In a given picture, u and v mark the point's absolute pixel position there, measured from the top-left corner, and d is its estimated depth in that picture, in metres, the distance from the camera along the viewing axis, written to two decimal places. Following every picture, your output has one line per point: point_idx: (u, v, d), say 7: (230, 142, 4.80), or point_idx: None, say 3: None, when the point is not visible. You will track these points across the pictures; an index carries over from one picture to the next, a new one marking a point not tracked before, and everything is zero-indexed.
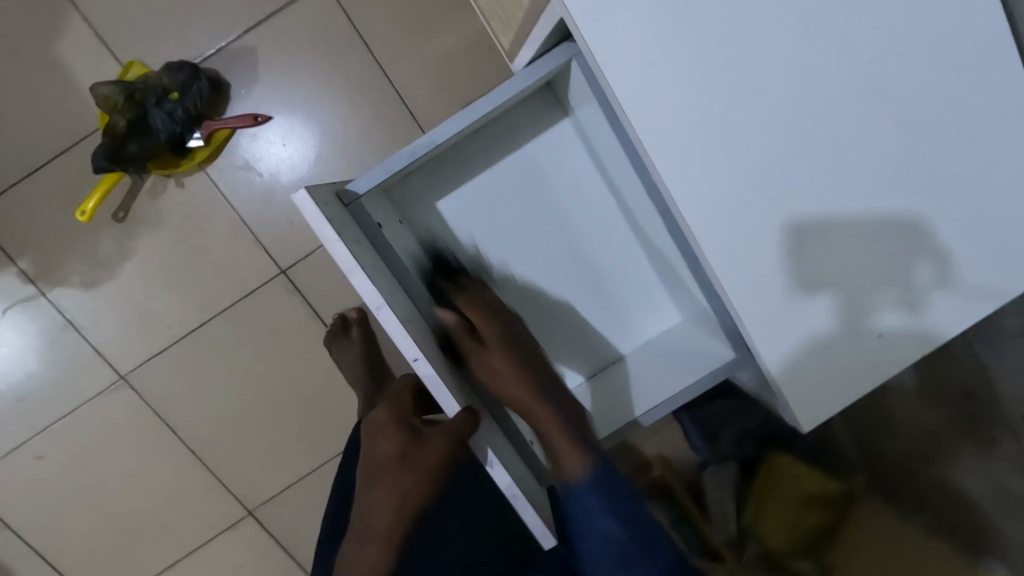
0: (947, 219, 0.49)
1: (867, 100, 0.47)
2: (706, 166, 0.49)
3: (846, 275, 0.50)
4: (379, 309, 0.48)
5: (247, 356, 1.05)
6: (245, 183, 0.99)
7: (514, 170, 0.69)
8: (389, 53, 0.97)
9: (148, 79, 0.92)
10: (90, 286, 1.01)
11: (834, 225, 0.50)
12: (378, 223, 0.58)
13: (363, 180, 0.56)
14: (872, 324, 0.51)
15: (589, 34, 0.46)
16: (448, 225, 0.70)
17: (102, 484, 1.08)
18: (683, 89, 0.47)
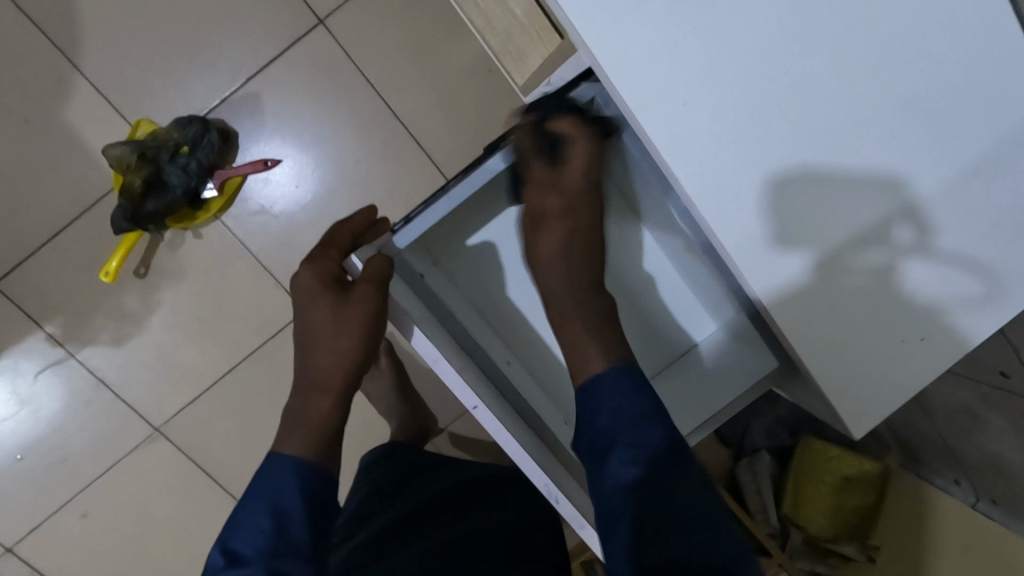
0: (934, 180, 0.45)
1: (891, 103, 0.44)
2: (731, 174, 0.45)
3: (829, 226, 0.46)
4: (437, 361, 0.50)
5: (279, 397, 1.06)
6: (262, 227, 1.00)
7: None
8: (391, 85, 0.98)
9: (158, 135, 0.93)
10: (119, 343, 1.02)
11: (823, 189, 0.46)
12: (420, 271, 0.61)
13: (404, 235, 0.57)
14: (856, 278, 0.48)
15: (618, 80, 0.43)
16: (484, 260, 0.68)
17: (148, 535, 1.09)
18: (716, 119, 0.44)
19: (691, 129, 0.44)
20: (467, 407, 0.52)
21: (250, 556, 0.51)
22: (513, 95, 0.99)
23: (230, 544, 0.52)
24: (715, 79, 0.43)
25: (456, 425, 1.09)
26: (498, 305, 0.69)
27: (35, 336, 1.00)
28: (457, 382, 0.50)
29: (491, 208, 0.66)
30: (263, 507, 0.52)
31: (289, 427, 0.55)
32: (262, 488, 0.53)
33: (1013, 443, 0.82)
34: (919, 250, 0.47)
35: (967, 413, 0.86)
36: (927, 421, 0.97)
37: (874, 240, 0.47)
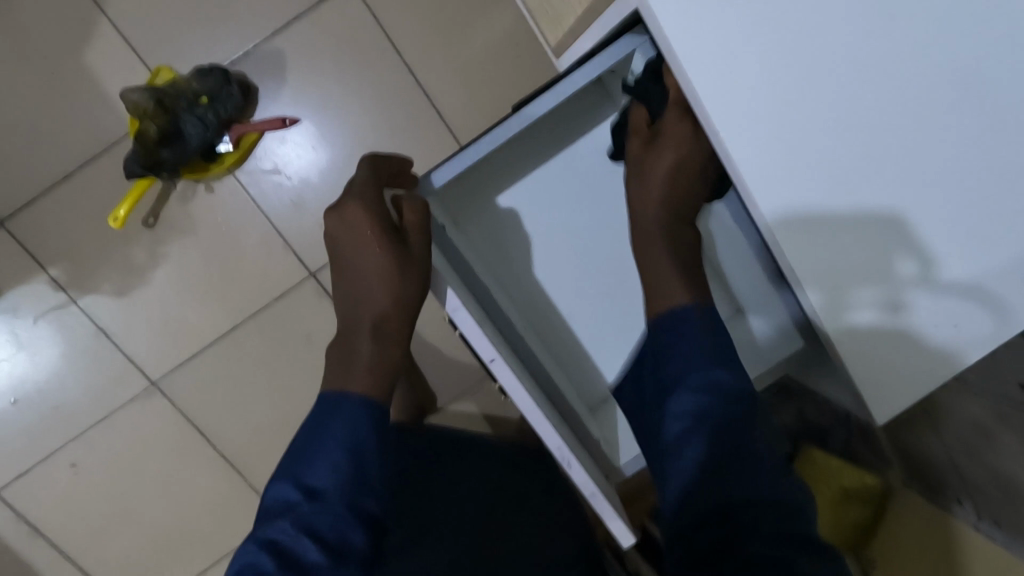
0: (930, 214, 0.45)
1: (941, 88, 0.43)
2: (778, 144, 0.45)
3: (831, 266, 0.47)
4: (456, 310, 0.48)
5: (279, 362, 1.05)
6: (275, 188, 0.99)
7: (568, 167, 0.66)
8: (416, 54, 0.96)
9: (178, 83, 0.91)
10: (121, 293, 1.01)
11: (826, 228, 0.46)
12: (444, 224, 0.58)
13: (440, 172, 0.55)
14: (861, 319, 0.48)
15: (668, 19, 0.44)
16: (505, 223, 0.66)
17: (136, 490, 1.08)
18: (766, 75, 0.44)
19: (742, 81, 0.44)
20: (483, 360, 0.49)
21: (329, 490, 0.46)
22: (540, 74, 0.98)
23: (304, 477, 0.46)
24: (775, 53, 0.43)
25: (456, 404, 1.08)
26: (519, 271, 0.67)
27: (38, 279, 0.99)
28: (475, 330, 0.48)
29: (512, 169, 0.65)
30: (337, 444, 0.47)
31: (344, 371, 0.50)
32: (337, 417, 0.48)
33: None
34: (932, 292, 0.47)
35: (980, 429, 0.84)
36: (934, 433, 0.95)
37: (889, 275, 0.47)
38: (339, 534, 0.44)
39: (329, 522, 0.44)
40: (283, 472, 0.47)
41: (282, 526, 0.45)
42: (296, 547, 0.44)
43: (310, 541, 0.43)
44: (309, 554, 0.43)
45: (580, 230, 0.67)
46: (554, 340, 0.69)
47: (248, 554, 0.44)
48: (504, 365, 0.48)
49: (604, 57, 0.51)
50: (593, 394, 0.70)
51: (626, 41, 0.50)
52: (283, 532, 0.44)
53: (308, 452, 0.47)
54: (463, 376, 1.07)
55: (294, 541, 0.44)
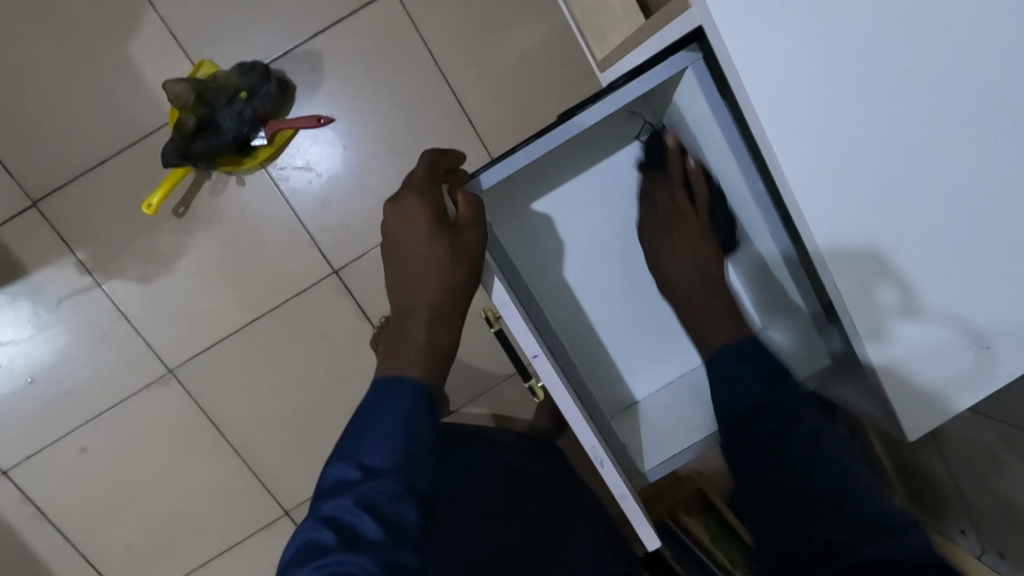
0: (956, 243, 0.51)
1: (972, 119, 0.47)
2: (824, 172, 0.50)
3: (867, 294, 0.53)
4: (504, 305, 0.49)
5: (295, 356, 1.06)
6: (304, 184, 1.01)
7: (607, 176, 0.69)
8: (450, 62, 0.99)
9: (219, 77, 0.93)
10: (145, 280, 1.02)
11: (865, 258, 0.52)
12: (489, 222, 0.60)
13: (489, 174, 0.56)
14: (892, 340, 0.54)
15: (730, 39, 0.47)
16: (540, 227, 0.69)
17: (145, 477, 1.08)
18: (817, 96, 0.47)
19: (793, 99, 0.48)
20: (526, 356, 0.50)
21: (387, 469, 0.46)
22: (570, 90, 1.00)
23: (362, 456, 0.47)
24: (825, 81, 0.47)
25: (468, 408, 1.09)
26: (552, 275, 0.70)
27: (64, 261, 1.00)
28: (520, 326, 0.49)
29: (553, 175, 0.67)
30: (395, 424, 0.48)
31: (398, 357, 0.51)
32: (395, 398, 0.49)
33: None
34: (928, 321, 0.53)
35: (989, 457, 0.84)
36: (940, 459, 0.96)
37: (893, 300, 0.53)
38: (395, 510, 0.45)
39: (387, 498, 0.45)
40: (341, 452, 0.48)
41: (339, 502, 0.45)
42: (356, 522, 0.44)
43: (369, 516, 0.44)
44: (367, 529, 0.44)
45: (612, 237, 0.70)
46: (581, 342, 0.72)
47: (307, 531, 0.45)
48: (547, 360, 0.49)
49: (663, 69, 0.53)
50: (614, 402, 0.74)
51: (686, 56, 0.52)
52: (342, 507, 0.45)
53: (364, 432, 0.48)
54: (477, 378, 1.08)
55: (352, 517, 0.44)
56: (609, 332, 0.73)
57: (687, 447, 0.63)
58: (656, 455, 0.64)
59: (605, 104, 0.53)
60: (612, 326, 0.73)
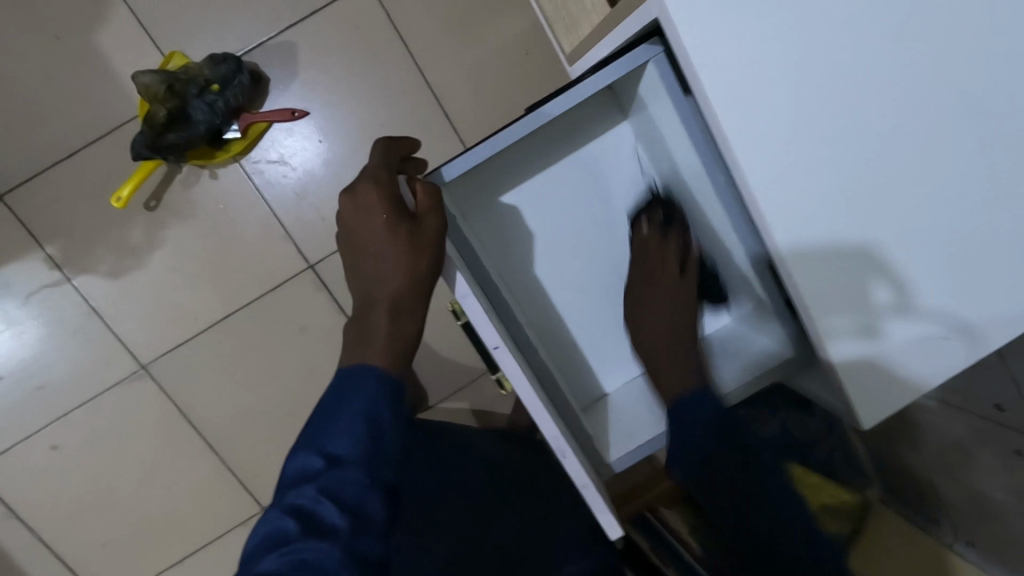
0: (937, 236, 0.51)
1: (942, 112, 0.48)
2: (792, 164, 0.50)
3: (853, 291, 0.53)
4: (465, 297, 0.49)
5: (272, 351, 1.05)
6: (279, 178, 1.00)
7: (577, 170, 0.70)
8: (427, 55, 0.99)
9: (190, 69, 0.92)
10: (117, 275, 1.01)
11: (852, 256, 0.52)
12: (454, 214, 0.59)
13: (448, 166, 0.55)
14: (877, 337, 0.54)
15: (689, 34, 0.47)
16: (508, 220, 0.69)
17: (118, 474, 1.07)
18: (777, 89, 0.48)
19: (753, 92, 0.48)
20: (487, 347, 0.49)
21: (353, 458, 0.46)
22: (548, 84, 1.00)
23: (327, 445, 0.47)
24: (787, 77, 0.48)
25: (447, 402, 1.09)
26: (522, 269, 0.70)
27: (33, 256, 0.99)
28: (481, 317, 0.48)
29: (522, 168, 0.67)
30: (359, 413, 0.48)
31: (360, 347, 0.51)
32: (362, 388, 0.49)
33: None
34: (898, 318, 0.53)
35: (957, 448, 0.86)
36: (913, 452, 0.97)
37: (861, 300, 0.53)
38: (360, 500, 0.45)
39: (351, 487, 0.45)
40: (306, 441, 0.48)
41: (305, 491, 0.45)
42: (319, 512, 0.44)
43: (333, 505, 0.44)
44: (331, 518, 0.44)
45: (582, 230, 0.71)
46: (550, 336, 0.72)
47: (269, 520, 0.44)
48: (508, 354, 0.49)
49: (627, 61, 0.53)
50: (584, 396, 0.74)
51: (647, 48, 0.53)
52: (306, 496, 0.45)
53: (331, 420, 0.48)
54: (457, 372, 1.08)
55: (316, 505, 0.44)
56: (579, 325, 0.73)
57: (654, 437, 0.64)
58: (623, 445, 0.65)
59: (571, 93, 0.53)
60: (581, 319, 0.73)
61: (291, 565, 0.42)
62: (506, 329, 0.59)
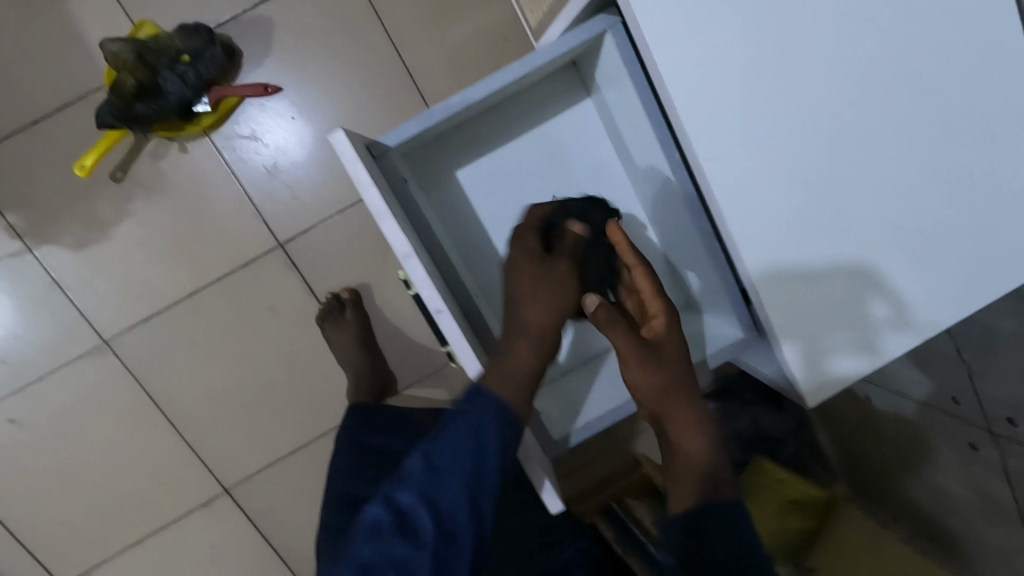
0: (911, 245, 0.52)
1: (892, 96, 0.49)
2: (740, 139, 0.50)
3: (826, 308, 0.53)
4: (408, 257, 0.49)
5: (238, 330, 1.03)
6: (251, 155, 0.98)
7: (534, 145, 0.72)
8: (404, 34, 0.98)
9: (160, 39, 0.90)
10: (80, 247, 0.99)
11: (821, 277, 0.53)
12: (404, 178, 0.60)
13: (393, 133, 0.58)
14: (860, 348, 0.54)
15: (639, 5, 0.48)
16: (465, 192, 0.72)
17: (78, 450, 1.05)
18: (724, 62, 0.49)
19: (699, 63, 0.49)
20: (429, 311, 0.50)
21: (455, 475, 0.48)
22: None
23: (434, 493, 0.47)
24: (735, 51, 0.49)
25: (416, 387, 1.09)
26: (478, 240, 0.72)
27: None
28: (425, 282, 0.49)
29: (478, 143, 0.71)
30: (468, 433, 0.48)
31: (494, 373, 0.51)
32: (478, 436, 0.49)
33: (997, 493, 0.75)
34: (882, 325, 0.53)
35: (918, 441, 0.86)
36: (875, 446, 0.98)
37: (839, 322, 0.53)
38: (450, 512, 0.47)
39: (449, 504, 0.47)
40: (410, 478, 0.48)
41: (405, 495, 0.48)
42: (413, 565, 0.46)
43: (428, 516, 0.47)
44: (422, 525, 0.47)
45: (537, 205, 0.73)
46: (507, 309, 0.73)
47: (363, 553, 0.47)
48: (450, 317, 0.50)
49: (579, 33, 0.54)
50: None
51: (602, 18, 0.54)
52: (406, 499, 0.47)
53: (444, 431, 0.49)
54: (423, 360, 1.08)
55: (414, 511, 0.47)
56: None
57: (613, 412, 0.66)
58: (584, 419, 0.67)
59: (525, 61, 0.55)
60: None
61: (384, 558, 0.46)
62: (452, 296, 0.59)
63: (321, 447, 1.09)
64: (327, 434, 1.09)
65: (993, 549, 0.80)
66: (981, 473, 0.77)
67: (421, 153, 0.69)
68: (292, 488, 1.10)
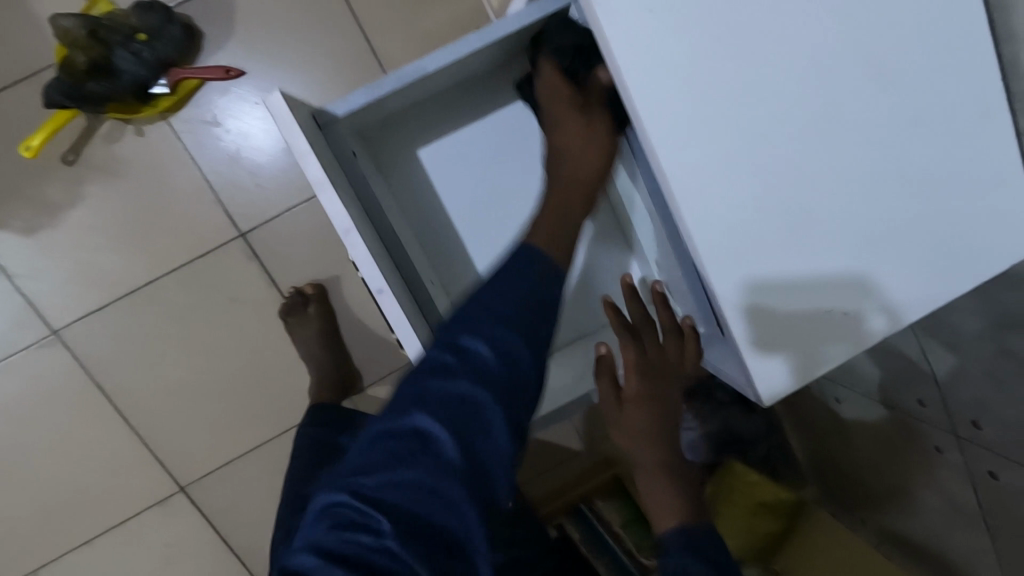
0: (879, 238, 0.50)
1: (851, 81, 0.48)
2: (700, 126, 0.48)
3: (802, 310, 0.51)
4: (347, 232, 0.49)
5: (196, 322, 1.00)
6: (212, 140, 0.95)
7: (500, 128, 0.71)
8: (371, 18, 0.95)
9: (115, 16, 0.87)
10: (29, 232, 0.95)
11: (793, 280, 0.51)
12: (354, 153, 0.60)
13: (343, 105, 0.56)
14: (839, 342, 0.52)
15: None
16: (428, 175, 0.71)
17: (25, 445, 1.01)
18: (681, 44, 0.47)
19: (651, 42, 0.46)
20: (372, 291, 0.51)
21: (513, 312, 0.46)
22: None
23: (498, 335, 0.45)
24: (692, 33, 0.47)
25: (381, 384, 1.06)
26: (440, 224, 0.72)
27: None
28: (366, 260, 0.49)
29: (444, 124, 0.70)
30: (524, 284, 0.48)
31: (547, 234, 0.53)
32: (535, 280, 0.49)
33: (962, 498, 0.75)
34: (859, 316, 0.52)
35: (884, 442, 0.86)
36: (844, 449, 0.97)
37: (814, 322, 0.52)
38: (507, 352, 0.45)
39: (507, 341, 0.45)
40: (473, 325, 0.45)
41: (469, 335, 0.45)
42: (473, 398, 0.43)
43: (488, 345, 0.44)
44: (481, 354, 0.44)
45: (496, 188, 0.72)
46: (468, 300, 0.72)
47: (430, 402, 0.42)
48: (391, 297, 0.51)
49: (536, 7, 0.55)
50: None
51: None
52: (468, 337, 0.45)
53: (498, 279, 0.48)
54: (389, 358, 1.05)
55: (472, 344, 0.45)
56: None
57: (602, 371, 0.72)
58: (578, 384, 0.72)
59: (484, 33, 0.55)
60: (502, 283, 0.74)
61: (441, 391, 0.43)
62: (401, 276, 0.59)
63: (282, 444, 1.05)
64: (288, 432, 1.05)
65: (954, 551, 0.81)
66: (945, 476, 0.76)
67: (376, 133, 0.68)
68: (251, 486, 1.06)
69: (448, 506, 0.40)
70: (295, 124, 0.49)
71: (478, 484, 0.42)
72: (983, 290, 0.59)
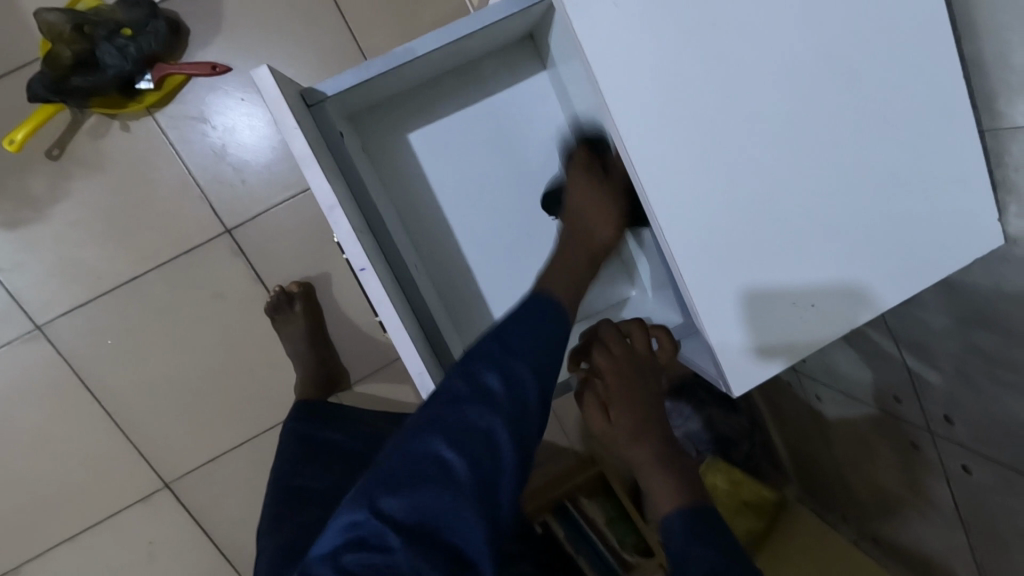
0: (856, 229, 0.51)
1: (821, 80, 0.49)
2: (673, 121, 0.48)
3: (780, 300, 0.52)
4: (331, 210, 0.48)
5: (181, 317, 1.00)
6: (197, 135, 0.95)
7: (483, 120, 0.71)
8: (359, 17, 0.95)
9: (101, 10, 0.87)
10: (14, 226, 0.95)
11: (772, 273, 0.52)
12: (340, 134, 0.59)
13: (330, 84, 0.56)
14: (819, 328, 0.53)
15: None
16: (412, 162, 0.71)
17: (8, 439, 1.01)
18: (655, 38, 0.47)
19: (624, 36, 0.47)
20: (354, 270, 0.50)
21: (525, 354, 0.49)
22: None
23: (513, 369, 0.48)
24: (664, 28, 0.47)
25: (366, 381, 1.06)
26: (422, 211, 0.71)
27: None
28: (350, 237, 0.49)
29: (428, 113, 0.70)
30: (537, 322, 0.51)
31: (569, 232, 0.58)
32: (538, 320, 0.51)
33: (938, 495, 0.76)
34: (839, 303, 0.52)
35: (862, 439, 0.87)
36: (824, 447, 0.98)
37: (793, 313, 0.52)
38: (518, 386, 0.48)
39: (518, 381, 0.48)
40: (489, 358, 0.48)
41: (487, 370, 0.48)
42: (494, 432, 0.46)
43: (501, 383, 0.48)
44: (494, 389, 0.47)
45: (481, 178, 0.72)
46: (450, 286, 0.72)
47: (445, 427, 0.46)
48: (375, 278, 0.50)
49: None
50: None
51: None
52: (486, 373, 0.48)
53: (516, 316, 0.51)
54: (373, 354, 1.06)
55: (487, 381, 0.47)
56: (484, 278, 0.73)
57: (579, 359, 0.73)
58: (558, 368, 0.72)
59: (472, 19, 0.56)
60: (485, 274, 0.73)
61: (459, 421, 0.46)
62: (384, 257, 0.59)
63: (267, 441, 1.05)
64: (273, 428, 1.05)
65: (932, 549, 0.82)
66: (921, 472, 0.77)
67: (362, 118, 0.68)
68: (236, 483, 1.06)
69: (452, 515, 0.44)
70: (282, 102, 0.48)
71: (485, 502, 0.45)
72: (952, 288, 0.60)
